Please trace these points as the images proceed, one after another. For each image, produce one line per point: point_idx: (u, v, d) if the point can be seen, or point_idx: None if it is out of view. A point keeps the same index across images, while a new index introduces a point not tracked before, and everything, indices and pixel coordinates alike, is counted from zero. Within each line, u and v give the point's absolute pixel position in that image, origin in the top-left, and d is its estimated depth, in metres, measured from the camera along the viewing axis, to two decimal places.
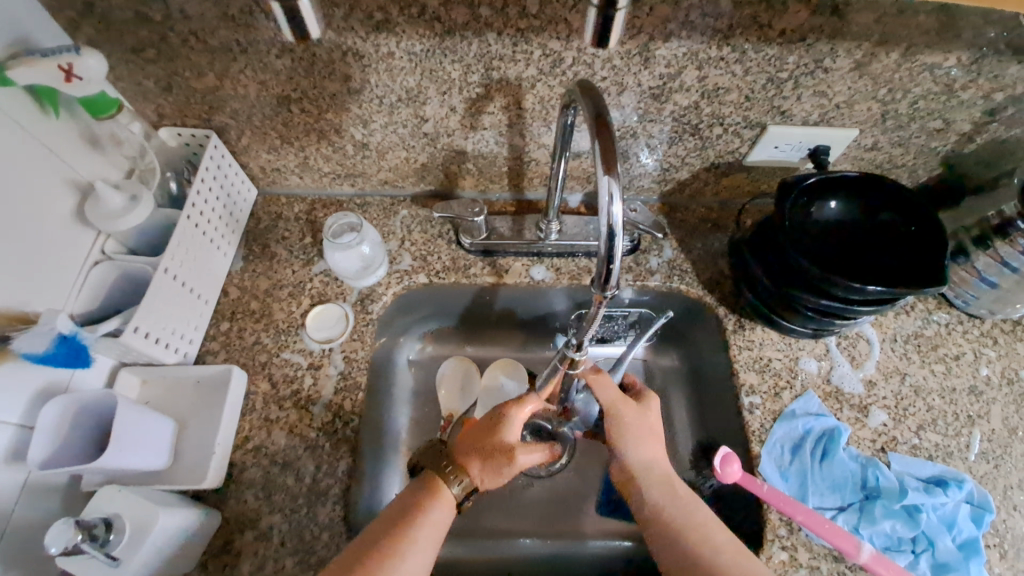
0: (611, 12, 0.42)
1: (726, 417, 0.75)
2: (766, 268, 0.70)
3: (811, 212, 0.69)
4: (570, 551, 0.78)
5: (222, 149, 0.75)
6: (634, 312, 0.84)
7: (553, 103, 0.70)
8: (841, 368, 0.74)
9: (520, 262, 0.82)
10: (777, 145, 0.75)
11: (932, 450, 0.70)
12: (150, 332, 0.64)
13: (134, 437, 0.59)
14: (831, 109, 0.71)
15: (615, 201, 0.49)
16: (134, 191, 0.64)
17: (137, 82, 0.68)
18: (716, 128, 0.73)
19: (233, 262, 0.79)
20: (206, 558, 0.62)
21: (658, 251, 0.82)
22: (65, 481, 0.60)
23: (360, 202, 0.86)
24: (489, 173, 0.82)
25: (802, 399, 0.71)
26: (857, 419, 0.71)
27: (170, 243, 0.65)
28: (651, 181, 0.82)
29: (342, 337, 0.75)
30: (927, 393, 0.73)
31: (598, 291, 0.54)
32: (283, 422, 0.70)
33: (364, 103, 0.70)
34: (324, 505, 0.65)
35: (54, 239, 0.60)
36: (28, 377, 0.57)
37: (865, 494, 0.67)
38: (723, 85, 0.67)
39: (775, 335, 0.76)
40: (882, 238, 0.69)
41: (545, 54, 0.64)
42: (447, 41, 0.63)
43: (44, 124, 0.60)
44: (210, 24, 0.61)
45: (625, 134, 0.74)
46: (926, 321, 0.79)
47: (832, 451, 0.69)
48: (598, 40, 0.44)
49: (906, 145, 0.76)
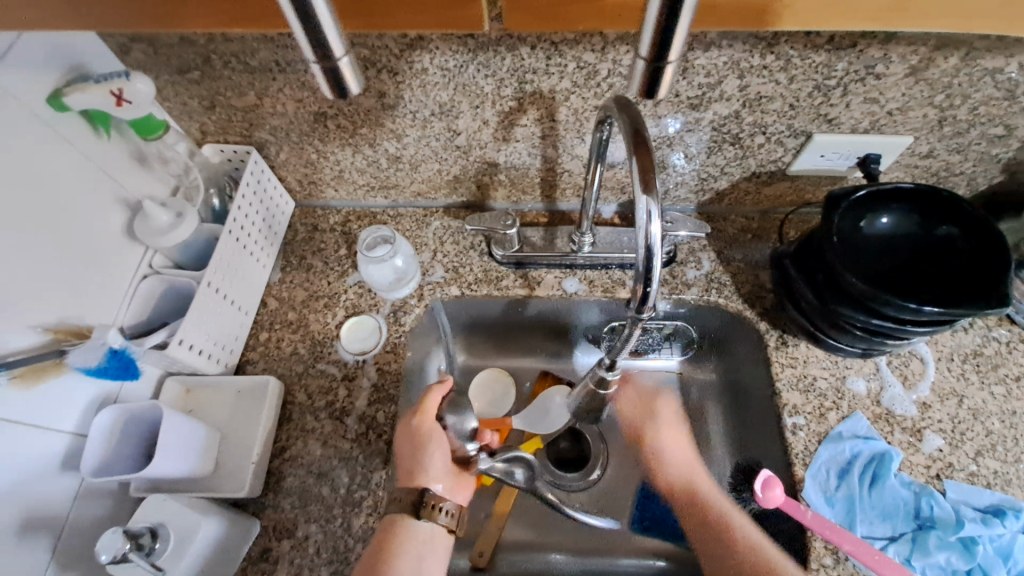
0: (661, 66, 0.40)
1: (767, 438, 0.72)
2: (812, 286, 0.68)
3: (861, 227, 0.65)
4: (601, 568, 0.76)
5: (261, 164, 0.77)
6: (669, 325, 0.82)
7: (588, 115, 0.69)
8: (892, 389, 0.70)
9: (553, 274, 0.81)
10: (823, 153, 0.72)
11: (989, 478, 0.65)
12: (194, 345, 0.66)
13: (179, 446, 0.62)
14: (883, 116, 0.67)
15: (652, 219, 0.48)
16: (179, 208, 0.67)
17: (182, 102, 0.71)
18: (758, 137, 0.70)
19: (272, 273, 0.81)
20: (245, 564, 0.64)
21: (695, 263, 0.80)
22: (115, 487, 0.63)
23: (394, 213, 0.86)
24: (522, 184, 0.81)
25: (849, 420, 0.68)
26: (910, 443, 0.67)
27: (213, 259, 0.68)
28: (688, 191, 0.80)
29: (376, 349, 0.76)
30: (986, 416, 0.69)
31: (633, 311, 0.54)
32: (319, 433, 0.71)
33: (398, 118, 0.71)
34: (358, 516, 0.66)
35: (105, 256, 0.63)
36: (81, 388, 0.59)
37: (919, 523, 0.63)
38: (767, 93, 0.65)
39: (820, 352, 0.73)
40: (939, 253, 0.65)
41: (580, 67, 0.63)
42: (480, 56, 0.62)
43: (96, 145, 0.62)
44: (250, 46, 0.63)
45: (661, 144, 0.72)
46: (985, 339, 0.74)
47: (882, 478, 0.65)
48: (646, 92, 0.43)
49: (963, 153, 0.72)
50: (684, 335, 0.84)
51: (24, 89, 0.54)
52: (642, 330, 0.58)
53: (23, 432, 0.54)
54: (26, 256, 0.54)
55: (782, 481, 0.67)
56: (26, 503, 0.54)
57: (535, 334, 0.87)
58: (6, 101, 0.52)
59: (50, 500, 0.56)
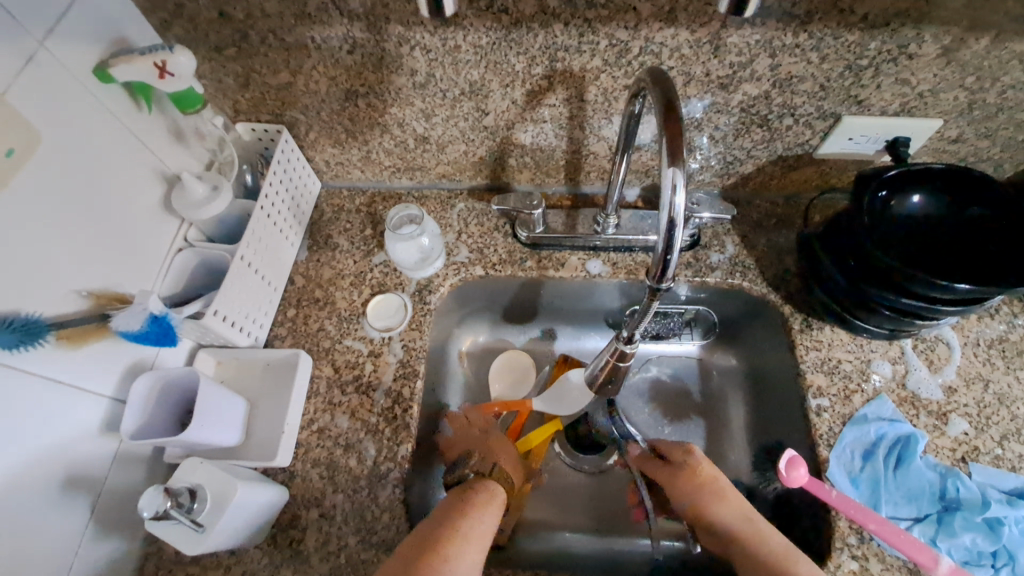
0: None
1: (790, 420, 0.72)
2: (839, 267, 0.68)
3: (891, 207, 0.65)
4: (621, 549, 0.77)
5: (291, 143, 0.78)
6: (690, 310, 0.83)
7: (616, 95, 0.69)
8: (918, 372, 0.70)
9: (576, 256, 0.82)
10: (852, 137, 0.72)
11: (1015, 461, 0.65)
12: (227, 316, 0.68)
13: (213, 413, 0.63)
14: (913, 99, 0.67)
15: (677, 192, 0.48)
16: (215, 182, 0.68)
17: (218, 79, 0.72)
18: (786, 119, 0.70)
19: (299, 251, 0.83)
20: (275, 532, 0.65)
21: (719, 246, 0.80)
22: (149, 452, 0.65)
23: (418, 195, 0.87)
24: (546, 166, 0.82)
25: (874, 403, 0.68)
26: (935, 426, 0.67)
27: (246, 233, 0.69)
28: (712, 174, 0.80)
29: (401, 326, 0.77)
30: (1013, 401, 0.68)
31: (652, 284, 0.54)
32: (346, 406, 0.72)
33: (427, 97, 0.72)
34: (385, 487, 0.67)
35: (144, 227, 0.64)
36: (121, 354, 0.61)
37: (944, 505, 0.63)
38: (797, 73, 0.65)
39: (845, 335, 0.73)
40: (967, 235, 0.65)
41: (611, 45, 0.63)
42: (513, 33, 0.63)
43: (137, 118, 0.63)
44: (287, 22, 0.64)
45: (688, 126, 0.72)
46: (1011, 325, 0.74)
47: (907, 459, 0.65)
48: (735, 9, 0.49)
49: (993, 137, 0.71)
50: (705, 321, 0.85)
51: (73, 60, 0.55)
52: (656, 307, 0.59)
53: (67, 394, 0.55)
54: (72, 223, 0.56)
55: (806, 462, 0.67)
56: (68, 464, 0.56)
57: (554, 320, 0.89)
58: (57, 71, 0.54)
59: (90, 461, 0.58)
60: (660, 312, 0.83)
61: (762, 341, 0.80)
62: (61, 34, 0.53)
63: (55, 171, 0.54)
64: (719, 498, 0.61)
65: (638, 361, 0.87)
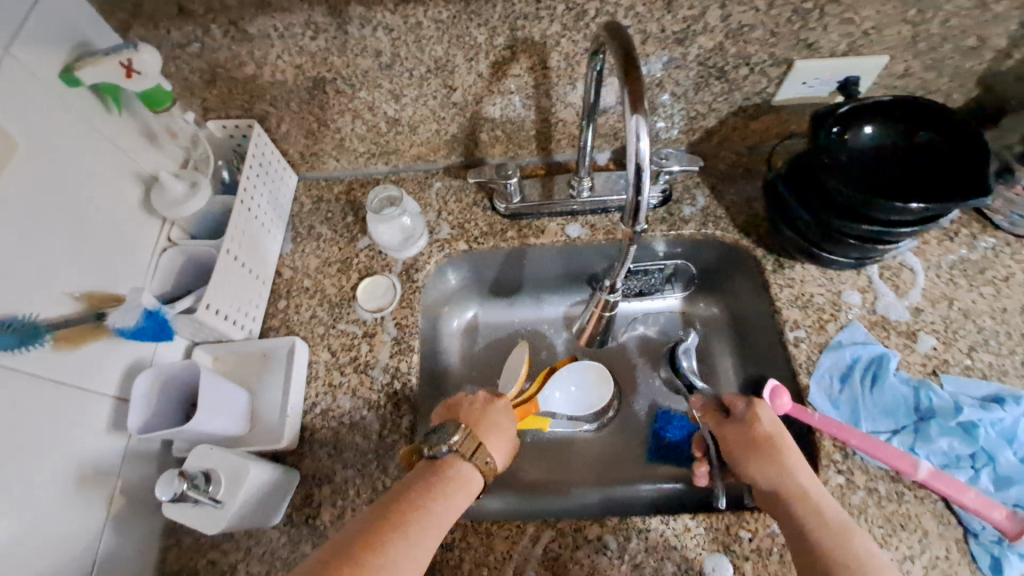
0: None
1: (772, 355, 0.76)
2: (804, 203, 0.71)
3: (845, 139, 0.68)
4: (623, 495, 0.80)
5: (264, 136, 0.79)
6: (670, 265, 0.86)
7: (578, 59, 0.71)
8: (886, 298, 0.74)
9: (555, 222, 0.84)
10: (805, 80, 0.75)
11: (985, 370, 0.69)
12: (220, 310, 0.69)
13: (218, 402, 0.64)
14: (859, 37, 0.70)
15: (641, 139, 0.51)
16: (193, 179, 0.69)
17: (184, 77, 0.73)
18: (742, 69, 0.73)
19: (284, 244, 0.84)
20: (290, 511, 0.67)
21: (690, 200, 0.83)
22: (158, 447, 0.66)
23: (396, 178, 0.89)
24: (518, 138, 0.84)
25: (848, 329, 0.72)
26: (906, 345, 0.71)
27: (229, 227, 0.70)
28: (678, 132, 0.83)
29: (392, 305, 0.79)
30: (977, 315, 0.73)
31: (628, 227, 0.57)
32: (346, 387, 0.74)
33: (395, 77, 0.73)
34: (393, 458, 0.69)
35: (126, 229, 0.65)
36: (119, 353, 0.62)
37: (919, 416, 0.67)
38: (747, 22, 0.68)
39: (816, 271, 0.76)
40: (920, 160, 0.69)
41: (568, 9, 0.65)
42: (472, 5, 0.65)
43: (109, 121, 0.64)
44: (251, 13, 0.65)
45: (650, 85, 0.75)
46: (971, 247, 0.78)
47: (882, 378, 0.69)
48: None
49: (938, 68, 0.75)
50: (685, 274, 0.88)
51: (40, 67, 0.56)
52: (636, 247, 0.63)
53: (71, 395, 0.56)
54: (54, 229, 0.56)
55: (789, 391, 0.71)
56: (80, 462, 0.57)
57: (560, 283, 0.91)
58: (25, 78, 0.54)
59: (100, 460, 0.59)
60: (643, 270, 0.86)
61: (740, 287, 0.84)
62: (24, 41, 0.54)
63: (33, 178, 0.54)
64: (771, 460, 0.59)
65: (624, 321, 0.91)
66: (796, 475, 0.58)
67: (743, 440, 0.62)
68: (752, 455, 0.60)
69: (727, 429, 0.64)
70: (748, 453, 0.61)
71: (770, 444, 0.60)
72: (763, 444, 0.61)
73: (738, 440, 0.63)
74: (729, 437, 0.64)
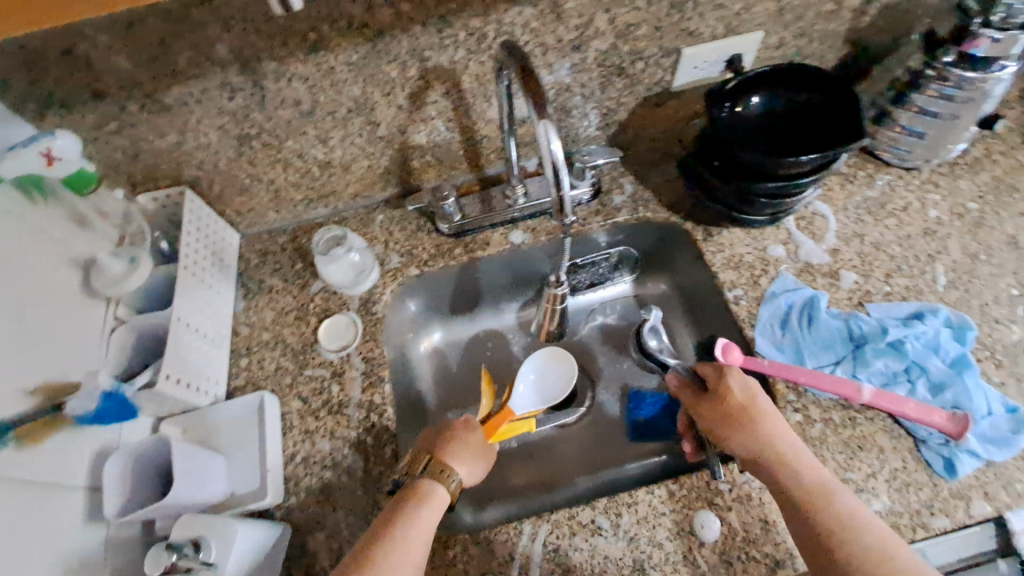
0: None
1: (719, 317, 0.82)
2: (718, 173, 0.76)
3: (738, 112, 0.76)
4: (611, 479, 0.83)
5: (197, 201, 0.79)
6: (615, 253, 0.91)
7: (488, 78, 0.76)
8: (806, 245, 0.81)
9: (498, 232, 0.88)
10: (695, 65, 0.82)
11: (903, 292, 0.77)
12: (180, 378, 0.69)
13: (196, 470, 0.63)
14: (733, 19, 0.78)
15: (551, 139, 0.55)
16: (132, 254, 0.69)
17: (107, 156, 0.73)
18: (638, 63, 0.80)
19: (236, 302, 0.84)
20: (289, 564, 0.67)
21: (619, 189, 0.89)
22: (139, 529, 0.64)
23: (338, 219, 0.90)
24: (448, 160, 0.87)
25: (778, 280, 0.78)
26: (831, 285, 0.78)
27: (177, 296, 0.70)
28: (595, 129, 0.88)
29: (356, 341, 0.80)
30: (887, 245, 0.81)
31: (559, 221, 0.61)
32: (323, 429, 0.74)
33: (317, 122, 0.76)
34: (382, 489, 0.70)
35: (72, 315, 0.64)
36: (84, 441, 0.61)
37: (855, 344, 0.74)
38: (633, 21, 0.74)
39: (741, 233, 0.83)
40: (805, 118, 0.77)
41: (469, 33, 0.70)
42: (378, 44, 0.68)
43: (37, 211, 0.64)
44: (163, 84, 0.66)
45: (559, 91, 0.80)
46: (870, 186, 0.86)
47: (816, 317, 0.75)
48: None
49: (808, 35, 0.83)
50: (629, 259, 0.93)
51: None
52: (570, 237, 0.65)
53: (42, 491, 0.55)
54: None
55: (739, 347, 0.77)
56: (62, 558, 0.55)
57: (515, 290, 0.94)
58: None
59: (82, 552, 0.57)
60: (590, 262, 0.90)
61: (680, 261, 0.90)
62: None
63: None
64: (742, 429, 0.64)
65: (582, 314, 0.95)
66: (768, 436, 0.62)
67: (717, 414, 0.67)
68: (727, 426, 0.65)
69: (702, 406, 0.69)
70: (722, 424, 0.65)
71: (741, 413, 0.65)
72: (734, 414, 0.65)
73: (713, 414, 0.67)
74: (704, 414, 0.68)
